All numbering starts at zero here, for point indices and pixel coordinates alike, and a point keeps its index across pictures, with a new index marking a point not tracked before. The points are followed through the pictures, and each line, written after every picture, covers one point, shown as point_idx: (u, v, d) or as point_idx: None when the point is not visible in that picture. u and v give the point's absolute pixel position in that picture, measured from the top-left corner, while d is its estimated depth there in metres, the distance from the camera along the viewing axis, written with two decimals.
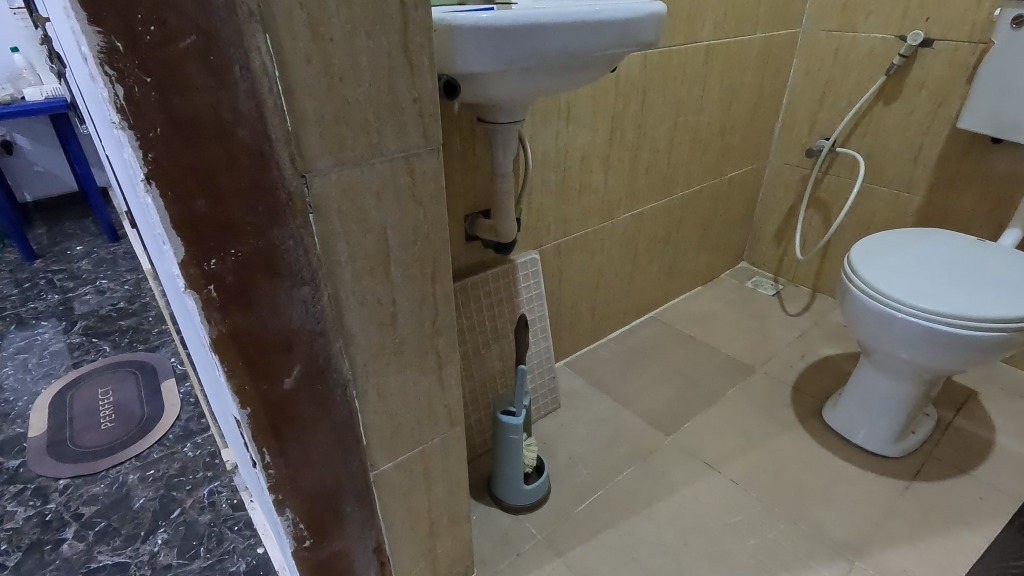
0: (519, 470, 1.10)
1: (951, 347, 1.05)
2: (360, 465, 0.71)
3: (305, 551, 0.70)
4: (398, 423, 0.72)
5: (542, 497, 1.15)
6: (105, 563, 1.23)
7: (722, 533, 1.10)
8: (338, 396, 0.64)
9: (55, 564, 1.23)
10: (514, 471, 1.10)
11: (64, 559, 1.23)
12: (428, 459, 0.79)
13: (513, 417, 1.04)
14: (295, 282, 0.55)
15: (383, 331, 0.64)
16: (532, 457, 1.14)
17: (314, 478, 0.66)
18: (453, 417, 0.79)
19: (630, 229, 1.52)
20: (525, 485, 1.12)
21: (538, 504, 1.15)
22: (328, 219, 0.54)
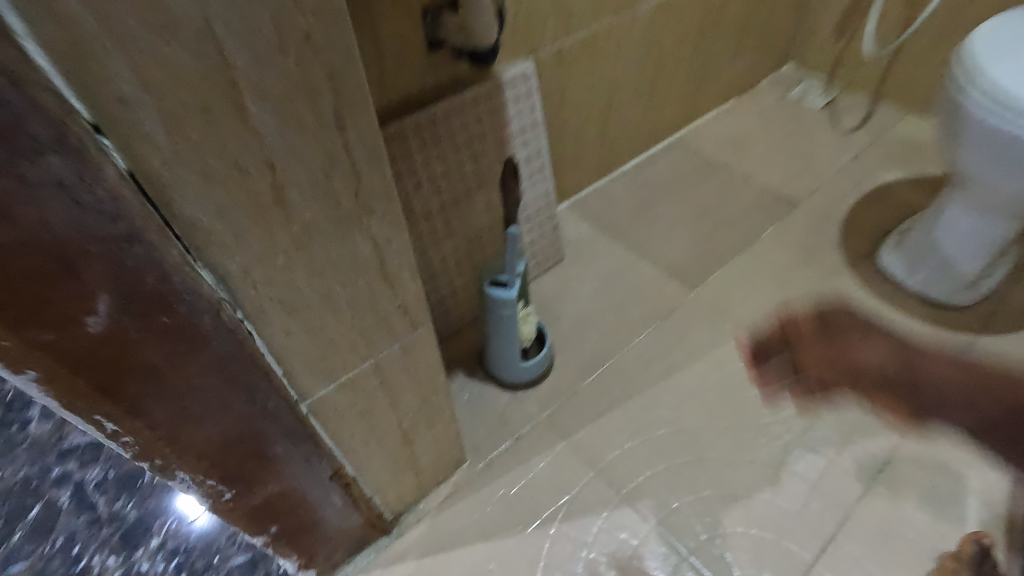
0: (516, 348, 0.91)
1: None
2: (281, 400, 0.50)
3: (228, 504, 0.53)
4: (329, 339, 0.50)
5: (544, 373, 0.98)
6: (78, 443, 1.10)
7: (751, 405, 0.95)
8: (209, 325, 0.40)
9: (24, 446, 1.10)
10: (509, 350, 0.91)
11: (34, 440, 1.10)
12: (385, 371, 0.58)
13: (504, 291, 0.82)
14: (22, 149, 0.27)
15: (263, 217, 0.38)
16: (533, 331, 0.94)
17: (208, 432, 0.46)
18: (413, 317, 0.56)
19: (655, 22, 1.13)
20: (523, 363, 0.94)
21: (541, 379, 0.98)
22: (59, 9, 0.25)
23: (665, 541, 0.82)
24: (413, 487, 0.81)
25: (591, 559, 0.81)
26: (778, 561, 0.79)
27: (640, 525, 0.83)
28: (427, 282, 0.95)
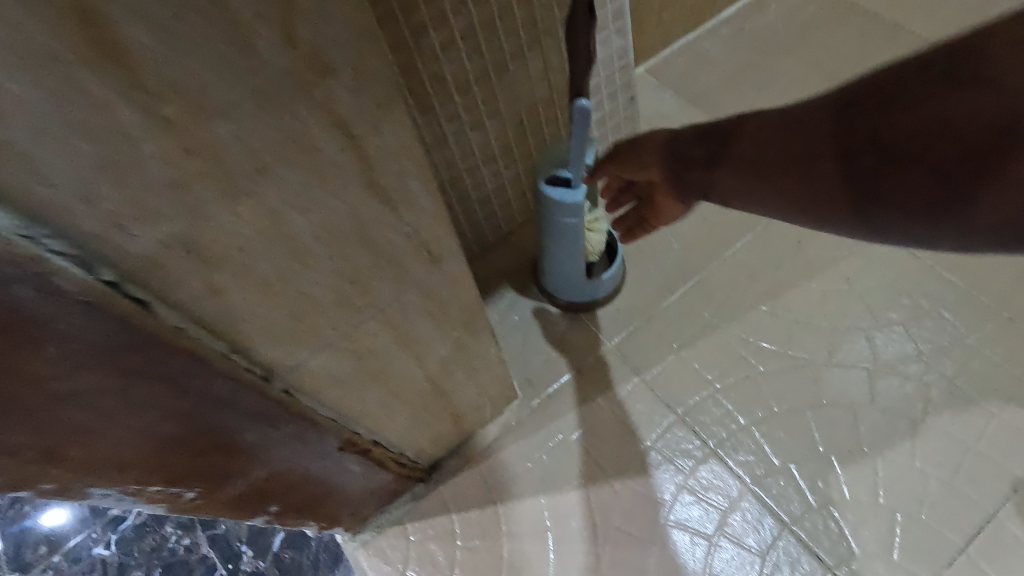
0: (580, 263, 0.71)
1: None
2: (233, 381, 0.32)
3: (194, 501, 0.39)
4: (297, 291, 0.31)
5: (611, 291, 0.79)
6: None
7: (888, 336, 0.73)
8: (44, 306, 0.21)
9: None
10: (571, 265, 0.71)
11: None
12: (397, 321, 0.40)
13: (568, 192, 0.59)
14: None
15: (78, 84, 0.18)
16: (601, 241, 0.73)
17: (119, 442, 0.30)
18: (432, 247, 0.36)
19: None
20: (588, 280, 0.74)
21: (612, 296, 0.79)
22: None
23: (765, 507, 0.65)
24: (453, 433, 0.66)
25: (670, 523, 0.66)
26: (914, 539, 0.62)
27: (732, 484, 0.67)
28: (465, 175, 0.73)
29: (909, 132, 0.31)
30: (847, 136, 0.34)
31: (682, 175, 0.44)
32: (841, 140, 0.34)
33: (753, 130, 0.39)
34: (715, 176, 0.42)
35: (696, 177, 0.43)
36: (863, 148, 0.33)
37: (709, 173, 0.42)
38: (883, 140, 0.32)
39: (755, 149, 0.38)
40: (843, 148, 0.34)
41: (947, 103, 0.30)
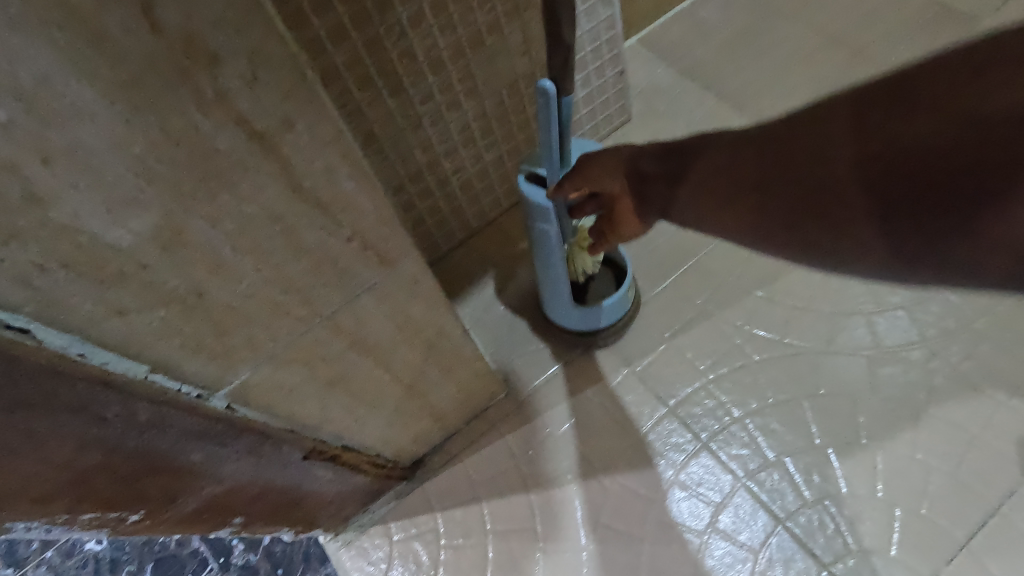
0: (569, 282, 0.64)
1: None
2: (164, 400, 0.30)
3: (143, 523, 0.37)
4: (220, 305, 0.28)
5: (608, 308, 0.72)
6: None
7: (890, 317, 0.69)
8: None
9: None
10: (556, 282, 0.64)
11: None
12: (353, 327, 0.37)
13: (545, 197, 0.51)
14: None
15: None
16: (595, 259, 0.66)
17: (26, 477, 0.27)
18: (382, 248, 0.33)
19: None
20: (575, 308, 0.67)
21: (603, 329, 0.71)
22: None
23: (759, 503, 0.63)
24: (435, 430, 0.64)
25: (659, 520, 0.64)
26: (912, 533, 0.60)
27: (724, 478, 0.64)
28: (443, 160, 0.69)
29: (853, 172, 0.26)
30: (810, 162, 0.28)
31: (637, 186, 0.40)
32: (797, 170, 0.28)
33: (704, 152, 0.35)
34: (662, 192, 0.38)
35: (647, 191, 0.39)
36: (823, 191, 0.28)
37: (658, 189, 0.38)
38: (845, 182, 0.27)
39: (709, 163, 0.33)
40: (794, 188, 0.29)
41: (929, 146, 0.24)
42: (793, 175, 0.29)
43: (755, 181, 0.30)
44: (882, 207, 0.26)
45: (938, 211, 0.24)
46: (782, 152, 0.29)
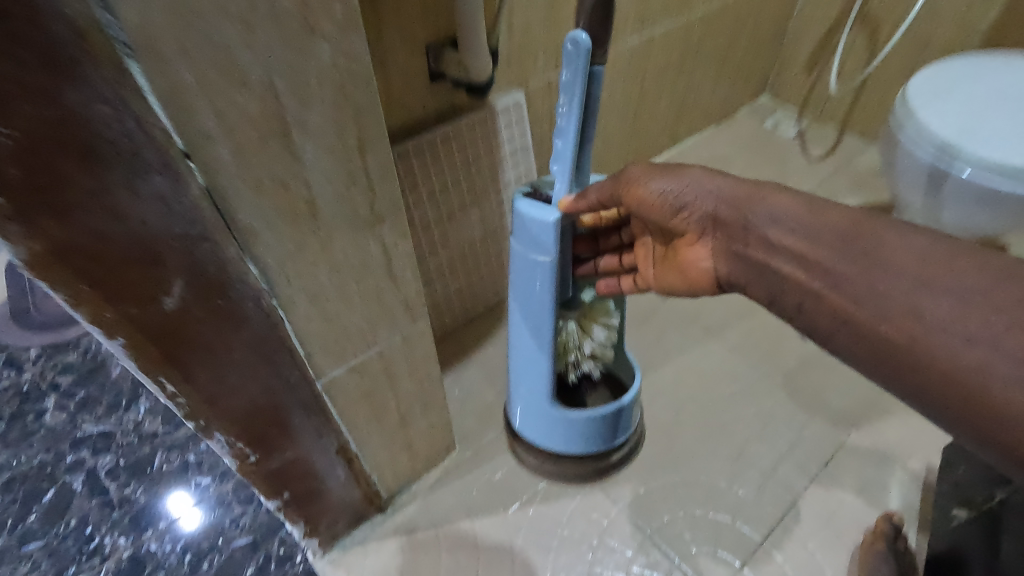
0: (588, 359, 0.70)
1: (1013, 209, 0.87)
2: (302, 376, 0.60)
3: (252, 466, 0.63)
4: (343, 326, 0.60)
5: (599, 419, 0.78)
6: (90, 433, 1.27)
7: (714, 402, 1.05)
8: (249, 309, 0.49)
9: (42, 433, 1.28)
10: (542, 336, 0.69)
11: (50, 428, 1.29)
12: (388, 358, 0.68)
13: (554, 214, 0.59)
14: (138, 170, 0.36)
15: (299, 223, 0.48)
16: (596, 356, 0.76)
17: (240, 398, 0.55)
18: (413, 310, 0.66)
19: (636, 61, 1.21)
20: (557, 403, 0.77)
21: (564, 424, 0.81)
22: (180, 84, 0.36)
23: (632, 523, 0.90)
24: (408, 469, 0.90)
25: (565, 536, 0.89)
26: (730, 540, 0.88)
27: (610, 507, 0.92)
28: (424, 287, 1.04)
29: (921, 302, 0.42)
30: (908, 276, 0.43)
31: (745, 231, 0.54)
32: (921, 297, 0.42)
33: (877, 250, 0.45)
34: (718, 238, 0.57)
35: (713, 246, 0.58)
36: (912, 330, 0.42)
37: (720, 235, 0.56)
38: (981, 368, 0.39)
39: (838, 222, 0.48)
40: (958, 342, 0.40)
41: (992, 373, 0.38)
42: (956, 336, 0.40)
43: (906, 317, 0.43)
44: (906, 360, 0.43)
45: (945, 390, 0.40)
46: (1000, 312, 0.39)
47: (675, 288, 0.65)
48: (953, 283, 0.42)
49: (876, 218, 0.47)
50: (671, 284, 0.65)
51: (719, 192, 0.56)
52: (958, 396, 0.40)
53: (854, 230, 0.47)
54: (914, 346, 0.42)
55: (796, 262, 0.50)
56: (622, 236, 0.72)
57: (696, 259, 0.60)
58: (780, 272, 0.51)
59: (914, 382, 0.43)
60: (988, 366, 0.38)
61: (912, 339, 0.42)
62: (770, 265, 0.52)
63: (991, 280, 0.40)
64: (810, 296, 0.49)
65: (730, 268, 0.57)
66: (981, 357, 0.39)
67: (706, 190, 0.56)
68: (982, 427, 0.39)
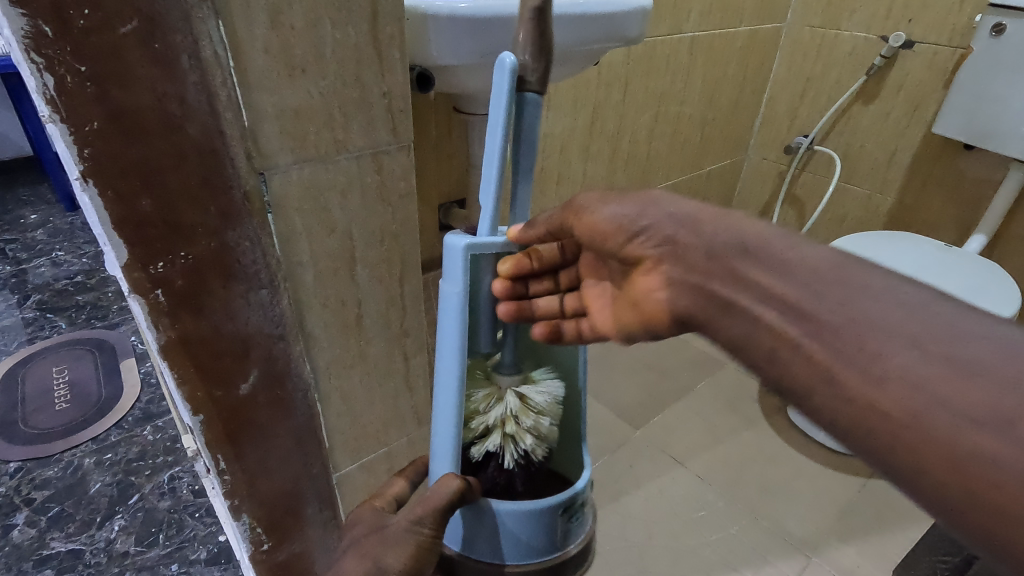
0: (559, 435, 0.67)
1: None
2: (322, 468, 0.68)
3: (262, 554, 0.68)
4: (363, 424, 0.70)
5: (540, 512, 0.50)
6: (58, 550, 1.13)
7: (684, 528, 1.11)
8: (298, 399, 0.61)
9: (4, 551, 1.13)
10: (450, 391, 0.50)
11: (15, 545, 1.13)
12: (393, 460, 0.77)
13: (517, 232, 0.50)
14: (252, 284, 0.52)
15: (347, 334, 0.61)
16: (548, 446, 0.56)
17: (272, 482, 0.64)
18: (420, 417, 0.76)
19: None
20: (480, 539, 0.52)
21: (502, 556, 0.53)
22: (292, 233, 0.52)
23: None
24: None
25: None
26: None
27: None
28: None
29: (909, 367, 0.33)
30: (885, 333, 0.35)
31: (709, 259, 0.42)
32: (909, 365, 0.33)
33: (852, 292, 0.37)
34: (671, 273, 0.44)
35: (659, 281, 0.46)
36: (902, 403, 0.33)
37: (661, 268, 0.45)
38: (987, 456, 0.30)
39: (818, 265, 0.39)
40: (957, 419, 0.31)
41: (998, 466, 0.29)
42: (955, 414, 0.31)
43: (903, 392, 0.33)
44: (890, 444, 0.33)
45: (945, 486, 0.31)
46: None
47: (634, 335, 0.52)
48: (962, 354, 0.33)
49: (854, 263, 0.39)
50: (628, 326, 0.52)
51: (678, 214, 0.44)
52: (961, 489, 0.31)
53: (830, 269, 0.38)
54: (901, 424, 0.33)
55: (766, 299, 0.39)
56: (557, 279, 0.57)
57: (649, 293, 0.46)
58: (750, 315, 0.40)
59: (908, 477, 0.33)
60: (996, 455, 0.30)
61: (911, 413, 0.32)
62: (737, 304, 0.40)
63: (1001, 351, 0.32)
64: (780, 344, 0.38)
65: (687, 304, 0.44)
66: (984, 444, 0.30)
67: (664, 213, 0.44)
68: (993, 529, 0.29)
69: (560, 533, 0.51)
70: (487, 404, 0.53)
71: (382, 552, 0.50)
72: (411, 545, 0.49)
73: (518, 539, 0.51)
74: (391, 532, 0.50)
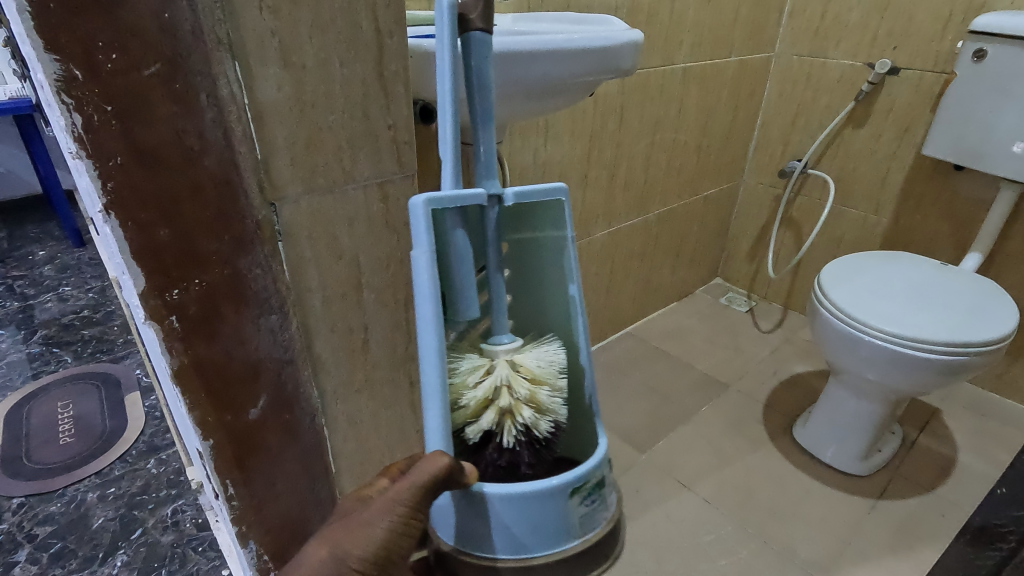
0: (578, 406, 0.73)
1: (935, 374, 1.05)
2: (329, 493, 0.69)
3: None
4: (370, 449, 0.70)
5: (542, 495, 0.60)
6: None
7: (693, 553, 1.10)
8: (305, 424, 0.62)
9: None
10: (435, 368, 0.55)
11: None
12: None
13: (538, 193, 0.60)
14: (262, 309, 0.53)
15: (354, 358, 0.63)
16: (547, 417, 0.61)
17: (279, 507, 0.64)
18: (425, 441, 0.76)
19: (606, 246, 1.46)
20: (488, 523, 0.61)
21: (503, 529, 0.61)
22: (300, 261, 0.54)
23: None
24: None
25: None
26: None
27: None
28: None
29: None
30: None
31: None
32: None
33: None
34: None
35: None
36: None
37: None
38: None
39: None
40: None
41: None
42: None
43: None
44: None
45: None
46: None
47: None
48: None
49: None
50: None
51: None
52: None
53: None
54: None
55: None
56: None
57: None
58: None
59: None
60: None
61: None
62: None
63: None
64: None
65: None
66: None
67: None
68: None
69: (561, 512, 0.62)
70: (476, 378, 0.58)
71: (345, 538, 0.48)
72: (382, 527, 0.49)
73: (520, 519, 0.60)
74: (360, 517, 0.49)
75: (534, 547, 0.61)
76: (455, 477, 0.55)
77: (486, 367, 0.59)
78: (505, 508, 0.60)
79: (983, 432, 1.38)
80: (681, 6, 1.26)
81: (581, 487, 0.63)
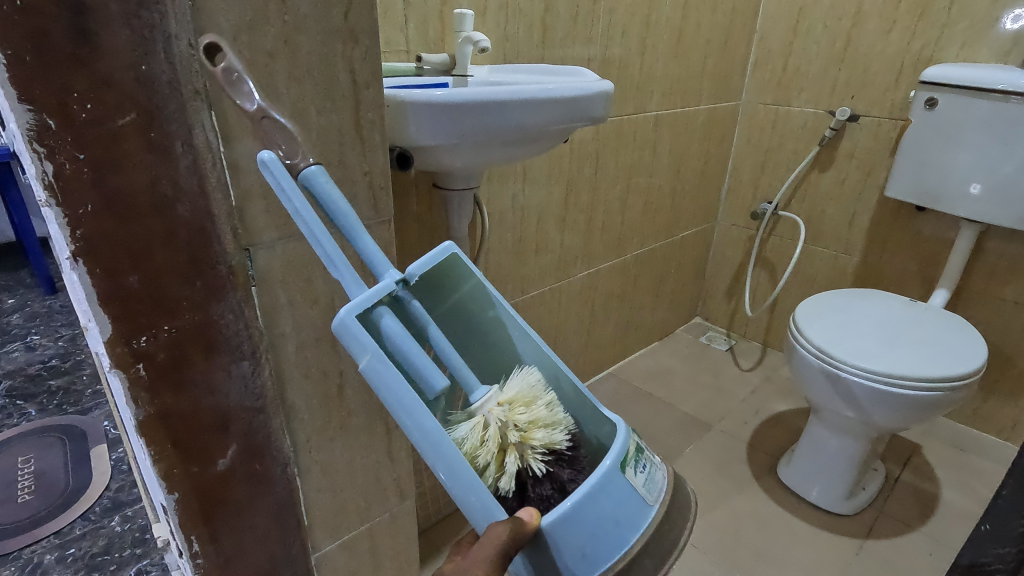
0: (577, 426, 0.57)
1: (911, 409, 1.06)
2: (300, 548, 0.66)
3: None
4: (344, 500, 0.68)
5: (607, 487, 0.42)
6: None
7: None
8: (277, 475, 0.60)
9: None
10: (442, 452, 0.41)
11: None
12: (375, 537, 0.73)
13: (435, 257, 0.47)
14: (234, 356, 0.52)
15: (328, 404, 0.61)
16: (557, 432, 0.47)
17: (247, 563, 0.62)
18: (402, 490, 0.74)
19: (586, 287, 1.48)
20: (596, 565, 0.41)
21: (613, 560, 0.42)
22: (274, 308, 0.53)
23: None
24: None
25: None
26: None
27: None
28: None
29: None
30: None
31: None
32: None
33: None
34: None
35: None
36: None
37: None
38: None
39: None
40: None
41: None
42: None
43: None
44: None
45: None
46: None
47: None
48: None
49: None
50: None
51: None
52: None
53: None
54: None
55: None
56: None
57: None
58: None
59: None
60: None
61: None
62: None
63: None
64: None
65: None
66: None
67: None
68: None
69: (637, 491, 0.43)
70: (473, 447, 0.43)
71: None
72: None
73: (602, 527, 0.41)
74: None
75: (637, 544, 0.42)
76: (518, 531, 0.40)
77: (481, 420, 0.44)
78: (581, 528, 0.41)
79: (963, 468, 1.39)
80: (651, 59, 1.32)
81: (634, 453, 0.45)
